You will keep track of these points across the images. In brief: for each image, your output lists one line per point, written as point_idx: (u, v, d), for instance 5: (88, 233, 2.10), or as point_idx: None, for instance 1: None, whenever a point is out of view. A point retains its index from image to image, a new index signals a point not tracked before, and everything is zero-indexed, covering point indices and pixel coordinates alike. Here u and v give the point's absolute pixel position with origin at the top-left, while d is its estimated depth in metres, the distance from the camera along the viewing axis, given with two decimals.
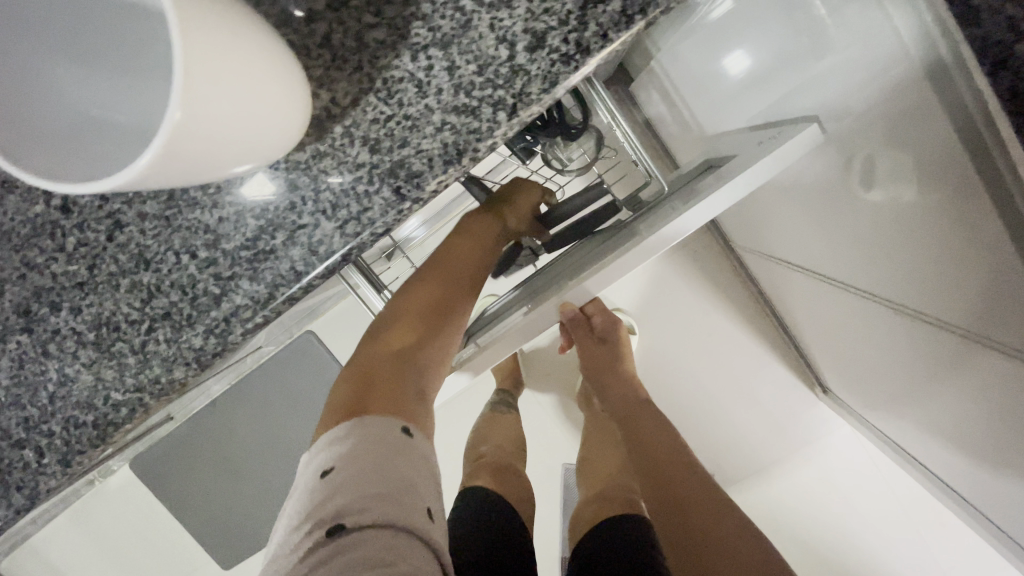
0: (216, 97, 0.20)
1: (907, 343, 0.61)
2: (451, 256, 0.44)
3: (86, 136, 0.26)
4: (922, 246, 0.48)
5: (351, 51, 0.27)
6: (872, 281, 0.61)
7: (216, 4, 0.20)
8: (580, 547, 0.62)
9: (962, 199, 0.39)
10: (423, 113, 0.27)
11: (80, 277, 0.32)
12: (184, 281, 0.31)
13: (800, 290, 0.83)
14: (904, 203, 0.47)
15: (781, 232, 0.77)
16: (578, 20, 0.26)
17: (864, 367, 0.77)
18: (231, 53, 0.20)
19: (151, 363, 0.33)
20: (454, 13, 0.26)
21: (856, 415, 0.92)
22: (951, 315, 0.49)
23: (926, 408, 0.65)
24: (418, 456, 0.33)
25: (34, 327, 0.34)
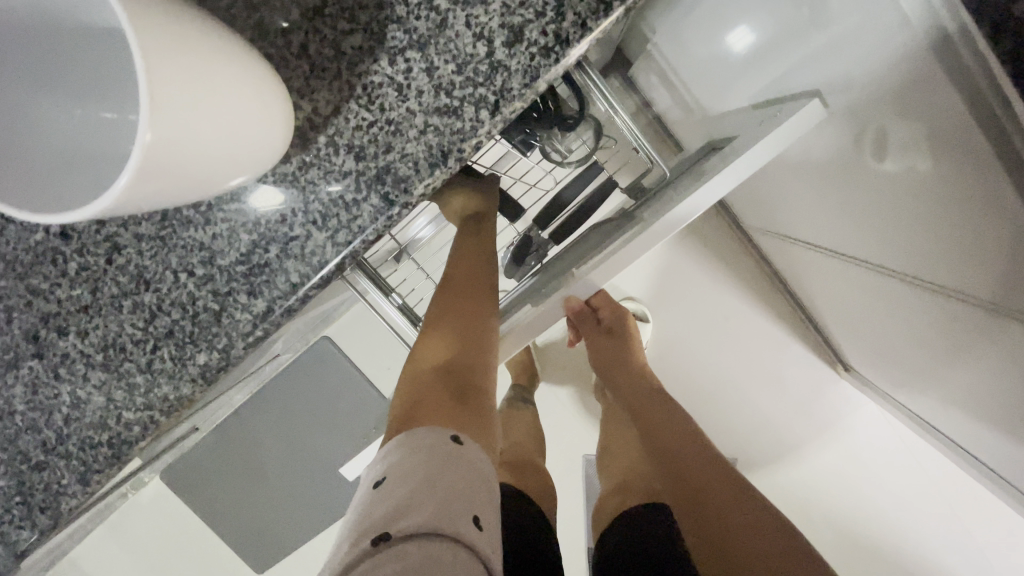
0: (183, 115, 0.20)
1: (928, 317, 0.59)
2: (460, 272, 0.46)
3: (70, 171, 0.26)
4: (941, 217, 0.46)
5: (329, 58, 0.27)
6: (889, 255, 0.59)
7: (177, 22, 0.20)
8: (604, 541, 0.62)
9: (977, 168, 0.38)
10: (406, 117, 0.27)
11: (84, 301, 0.33)
12: (183, 298, 0.31)
13: (815, 268, 0.81)
14: (920, 173, 0.45)
15: (793, 210, 0.75)
16: (555, 11, 0.25)
17: (887, 345, 0.75)
18: (193, 66, 0.20)
19: (159, 382, 0.33)
20: (428, 13, 0.26)
21: (881, 392, 0.91)
22: (976, 289, 0.48)
23: (952, 383, 0.64)
24: (469, 463, 0.32)
25: (44, 352, 0.34)
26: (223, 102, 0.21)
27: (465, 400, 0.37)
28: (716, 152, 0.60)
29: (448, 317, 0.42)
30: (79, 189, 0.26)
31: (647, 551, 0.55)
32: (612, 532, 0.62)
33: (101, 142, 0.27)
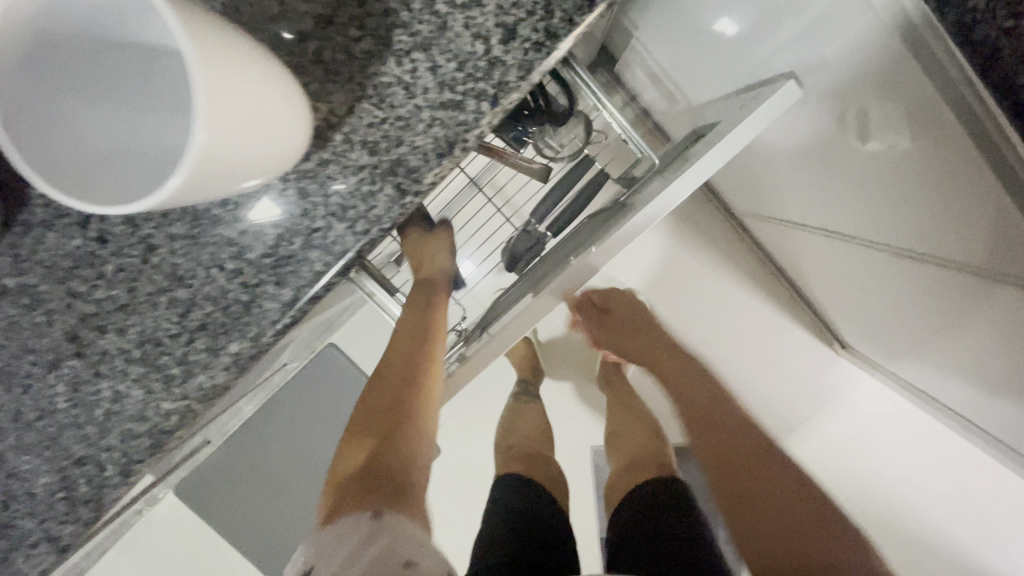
0: (228, 118, 0.23)
1: (915, 286, 0.62)
2: (400, 335, 0.46)
3: (130, 161, 0.27)
4: (921, 186, 0.49)
5: (341, 62, 0.29)
6: (874, 229, 0.62)
7: (219, 36, 0.23)
8: (619, 511, 0.64)
9: (946, 134, 0.40)
10: (414, 112, 0.30)
11: (122, 300, 0.35)
12: (215, 292, 0.34)
13: (804, 247, 0.84)
14: (899, 144, 0.48)
15: (780, 192, 0.78)
16: (545, 9, 0.28)
17: (879, 317, 0.78)
18: (233, 76, 0.23)
19: (194, 372, 0.36)
20: (430, 17, 0.28)
21: (879, 365, 0.94)
22: (962, 254, 0.50)
23: (943, 349, 0.66)
24: (397, 532, 0.31)
25: (84, 352, 0.37)
26: (258, 105, 0.24)
27: (396, 470, 0.37)
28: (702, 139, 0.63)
29: (383, 383, 0.43)
30: (136, 177, 0.27)
31: (663, 518, 0.57)
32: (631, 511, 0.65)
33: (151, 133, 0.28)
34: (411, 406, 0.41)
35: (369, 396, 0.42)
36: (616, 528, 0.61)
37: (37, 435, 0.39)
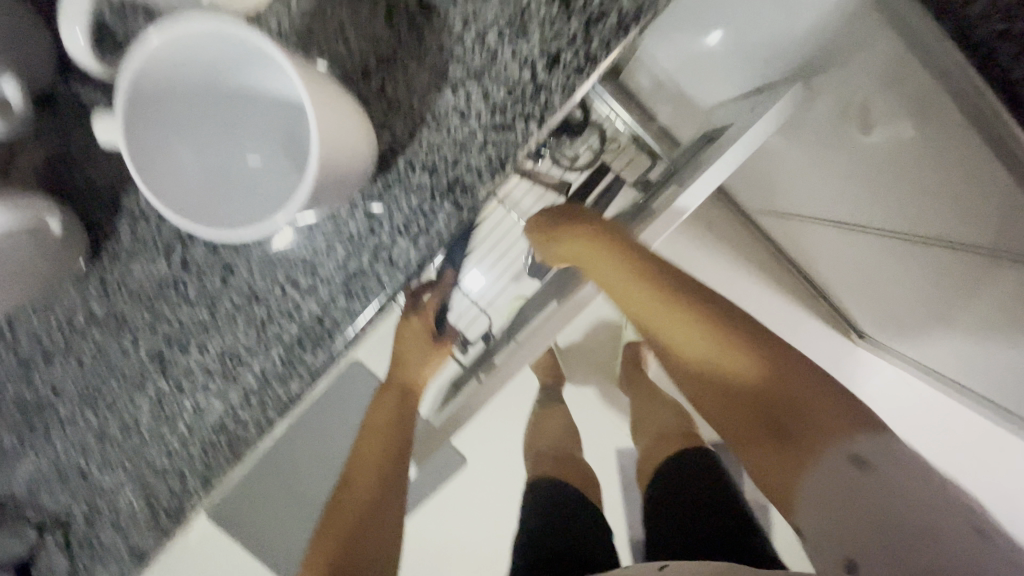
0: (332, 154, 0.27)
1: (925, 271, 0.65)
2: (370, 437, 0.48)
3: (247, 190, 0.29)
4: (931, 175, 0.51)
5: (403, 95, 0.33)
6: (886, 218, 0.65)
7: (319, 84, 0.26)
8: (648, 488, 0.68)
9: (948, 125, 0.43)
10: (469, 135, 0.33)
11: (204, 320, 0.39)
12: (291, 307, 0.38)
13: (816, 239, 0.87)
14: (909, 142, 0.51)
15: (790, 188, 0.81)
16: (584, 37, 0.31)
17: (894, 304, 0.80)
18: (333, 119, 0.27)
19: (271, 383, 0.39)
20: (482, 50, 0.32)
21: (898, 352, 0.95)
22: (972, 237, 0.53)
23: (959, 330, 0.69)
24: None
25: (169, 370, 0.40)
26: (350, 142, 0.28)
27: None
28: (715, 143, 0.66)
29: (351, 489, 0.44)
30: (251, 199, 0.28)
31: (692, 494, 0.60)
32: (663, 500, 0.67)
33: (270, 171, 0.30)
34: (373, 518, 0.43)
35: (334, 504, 0.44)
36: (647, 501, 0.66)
37: (121, 450, 0.42)
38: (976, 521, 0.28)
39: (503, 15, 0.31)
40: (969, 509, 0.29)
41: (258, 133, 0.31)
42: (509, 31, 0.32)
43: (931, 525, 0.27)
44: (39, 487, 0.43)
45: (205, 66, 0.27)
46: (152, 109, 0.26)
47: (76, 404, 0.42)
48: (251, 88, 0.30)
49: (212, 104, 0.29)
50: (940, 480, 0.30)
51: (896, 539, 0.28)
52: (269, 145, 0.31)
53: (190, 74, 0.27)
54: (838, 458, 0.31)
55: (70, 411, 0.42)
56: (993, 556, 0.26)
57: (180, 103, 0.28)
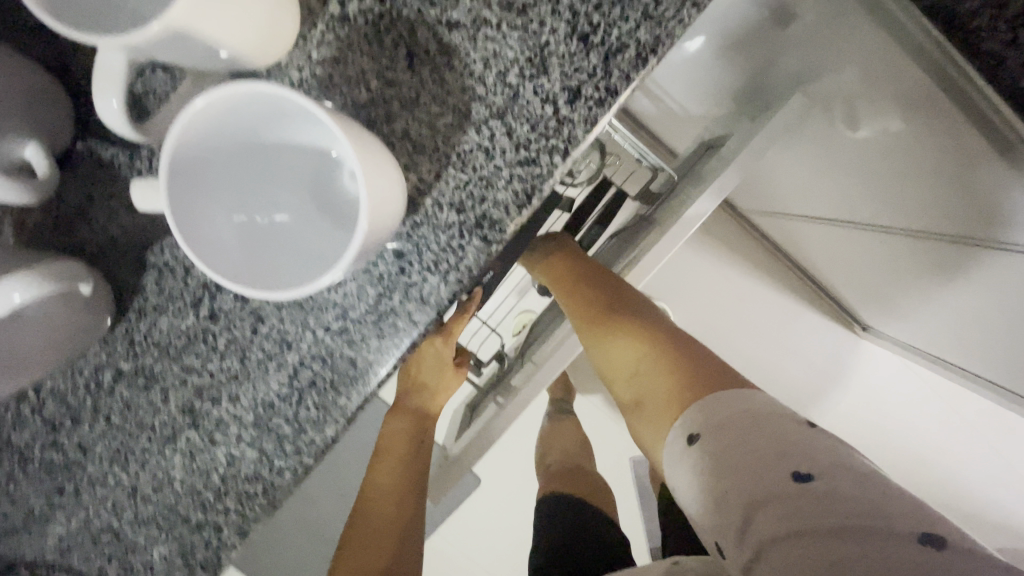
0: (375, 207, 0.27)
1: (924, 266, 0.67)
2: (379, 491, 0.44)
3: (305, 244, 0.30)
4: (922, 173, 0.52)
5: (427, 137, 0.33)
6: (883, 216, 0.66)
7: (360, 140, 0.27)
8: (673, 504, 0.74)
9: (944, 125, 0.44)
10: (494, 172, 0.34)
11: (234, 369, 0.38)
12: (322, 351, 0.38)
13: (814, 238, 0.88)
14: (899, 138, 0.52)
15: (786, 190, 0.82)
16: (604, 70, 0.32)
17: (895, 296, 0.81)
18: (372, 173, 0.27)
19: (305, 428, 0.39)
20: (503, 88, 0.32)
21: (901, 343, 0.97)
22: (964, 229, 0.54)
23: (964, 322, 0.69)
24: None
25: (200, 422, 0.40)
26: (388, 192, 0.28)
27: None
28: (715, 152, 0.67)
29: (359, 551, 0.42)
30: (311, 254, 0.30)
31: None
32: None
33: (318, 226, 0.32)
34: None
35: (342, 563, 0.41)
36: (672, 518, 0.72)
37: (153, 506, 0.42)
38: (811, 470, 0.32)
39: (523, 54, 0.32)
40: (805, 452, 0.33)
41: (291, 184, 0.32)
42: (530, 69, 0.32)
43: (761, 486, 0.32)
44: (69, 549, 0.43)
45: (251, 129, 0.28)
46: (194, 165, 0.27)
47: (105, 462, 0.42)
48: (287, 143, 0.30)
49: (250, 161, 0.30)
50: (792, 430, 0.34)
51: (733, 501, 0.33)
52: (303, 196, 0.32)
53: (232, 130, 0.27)
54: (678, 439, 0.38)
55: (100, 470, 0.42)
56: (812, 496, 0.31)
57: (227, 167, 0.29)
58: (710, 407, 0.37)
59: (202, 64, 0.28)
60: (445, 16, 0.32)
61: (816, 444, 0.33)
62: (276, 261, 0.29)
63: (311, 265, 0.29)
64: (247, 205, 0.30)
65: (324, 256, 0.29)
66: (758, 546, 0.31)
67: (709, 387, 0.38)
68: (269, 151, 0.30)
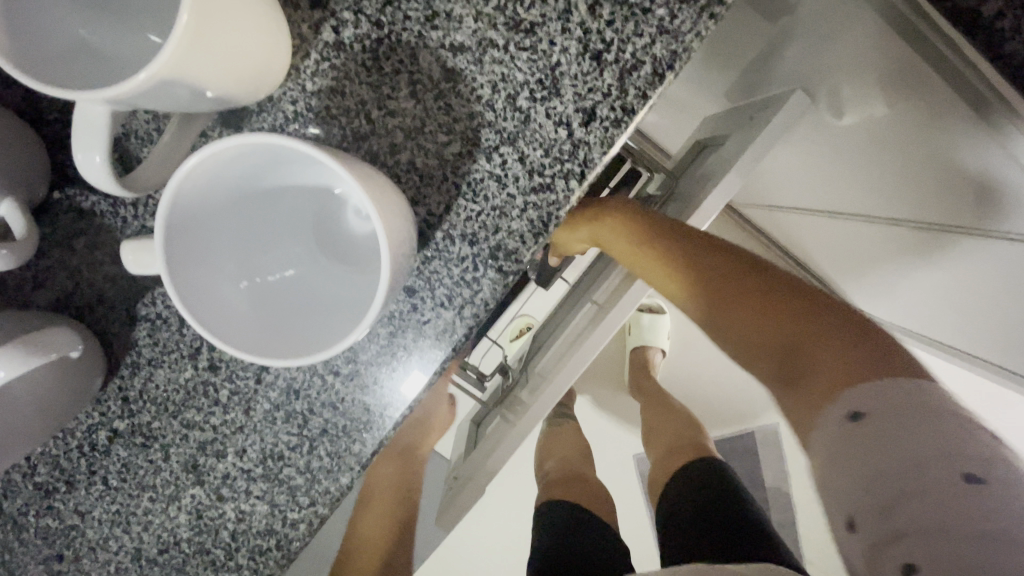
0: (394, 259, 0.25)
1: (907, 257, 0.67)
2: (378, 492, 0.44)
3: (318, 302, 0.29)
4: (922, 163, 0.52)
5: (434, 167, 0.32)
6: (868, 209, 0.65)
7: (375, 186, 0.25)
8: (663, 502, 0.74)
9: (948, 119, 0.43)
10: (508, 200, 0.32)
11: (239, 422, 0.36)
12: (332, 397, 0.36)
13: (798, 230, 0.88)
14: (898, 130, 0.51)
15: (771, 186, 0.82)
16: (619, 89, 0.30)
17: (880, 285, 0.81)
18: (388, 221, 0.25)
19: (319, 478, 0.37)
20: (514, 113, 0.31)
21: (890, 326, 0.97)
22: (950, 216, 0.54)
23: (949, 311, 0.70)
24: None
25: (205, 478, 0.38)
26: (403, 238, 0.27)
27: None
28: (713, 151, 0.64)
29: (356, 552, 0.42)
30: (325, 314, 0.28)
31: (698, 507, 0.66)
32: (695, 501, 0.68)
33: (331, 279, 0.30)
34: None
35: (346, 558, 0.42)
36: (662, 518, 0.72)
37: (159, 569, 0.39)
38: (975, 469, 0.27)
39: (534, 75, 0.30)
40: (977, 451, 0.27)
41: (295, 232, 0.31)
42: (541, 91, 0.30)
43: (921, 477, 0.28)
44: None
45: (250, 181, 0.26)
46: (191, 235, 0.25)
47: (105, 526, 0.39)
48: (289, 188, 0.29)
49: (253, 214, 0.28)
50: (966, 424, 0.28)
51: (881, 483, 0.29)
52: (311, 241, 0.31)
53: (228, 189, 0.25)
54: (836, 411, 0.31)
55: (99, 536, 0.39)
56: (985, 501, 0.26)
57: (228, 223, 0.27)
58: (878, 387, 0.30)
59: (191, 107, 0.26)
60: (448, 39, 0.30)
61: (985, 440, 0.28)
62: (290, 326, 0.27)
63: (326, 324, 0.28)
64: (252, 263, 0.29)
65: (343, 308, 0.28)
66: (892, 537, 0.28)
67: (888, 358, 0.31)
68: (270, 202, 0.29)
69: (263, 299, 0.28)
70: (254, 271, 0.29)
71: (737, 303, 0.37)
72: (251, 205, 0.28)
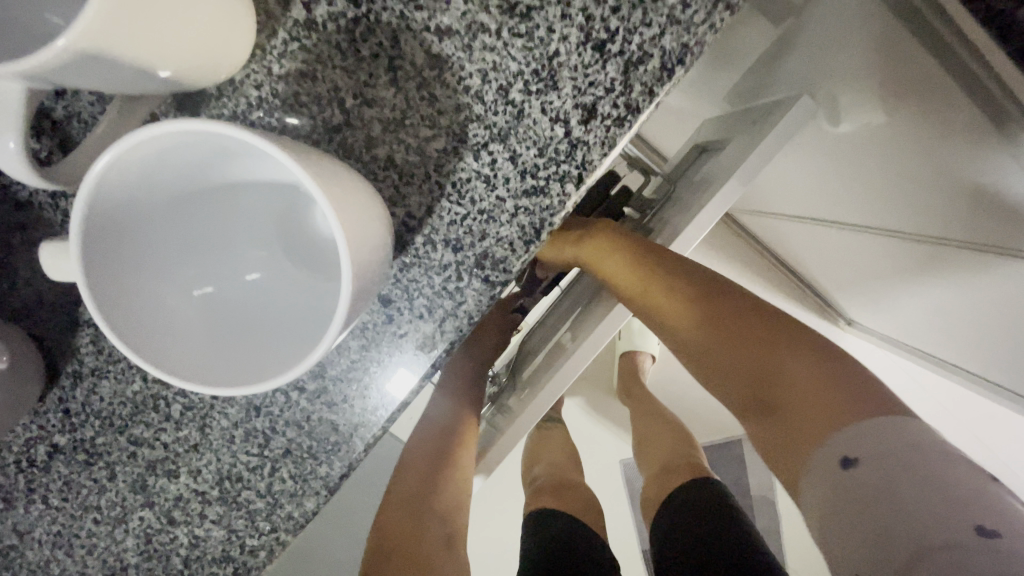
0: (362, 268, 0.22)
1: (908, 270, 0.65)
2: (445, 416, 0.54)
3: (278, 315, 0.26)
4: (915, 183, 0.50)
5: (414, 165, 0.28)
6: (866, 220, 0.63)
7: (339, 181, 0.22)
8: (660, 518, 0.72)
9: (959, 130, 0.41)
10: (496, 204, 0.29)
11: (193, 440, 0.33)
12: (297, 415, 0.32)
13: (793, 238, 0.86)
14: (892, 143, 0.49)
15: (767, 193, 0.80)
16: (623, 84, 0.27)
17: (875, 296, 0.79)
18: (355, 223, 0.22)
19: (281, 502, 0.33)
20: (505, 107, 0.28)
21: (883, 339, 0.95)
22: (951, 232, 0.52)
23: (944, 327, 0.68)
24: None
25: (155, 499, 0.34)
26: (374, 244, 0.23)
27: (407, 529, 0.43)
28: (709, 156, 0.62)
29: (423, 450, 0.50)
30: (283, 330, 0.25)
31: (699, 529, 0.64)
32: (688, 530, 0.66)
33: (296, 289, 0.27)
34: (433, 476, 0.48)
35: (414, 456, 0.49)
36: (659, 535, 0.70)
37: None
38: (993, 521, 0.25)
39: (528, 65, 0.27)
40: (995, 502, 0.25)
41: (256, 235, 0.28)
42: (536, 83, 0.27)
43: (935, 537, 0.25)
44: None
45: (195, 175, 0.23)
46: (122, 235, 0.22)
47: (43, 551, 0.35)
48: (248, 185, 0.25)
49: (203, 213, 0.25)
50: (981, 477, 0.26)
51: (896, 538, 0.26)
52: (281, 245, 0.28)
53: (172, 187, 0.22)
54: (826, 459, 0.30)
55: (34, 562, 0.35)
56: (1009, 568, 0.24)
57: (172, 224, 0.24)
58: (867, 428, 0.29)
59: (134, 90, 0.23)
60: (434, 21, 0.27)
61: (1003, 497, 0.25)
62: (241, 343, 0.24)
63: (282, 340, 0.24)
64: (201, 269, 0.25)
65: (306, 323, 0.25)
66: None
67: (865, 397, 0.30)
68: (223, 200, 0.25)
69: (211, 310, 0.25)
70: (204, 279, 0.25)
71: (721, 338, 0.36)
72: (202, 206, 0.24)
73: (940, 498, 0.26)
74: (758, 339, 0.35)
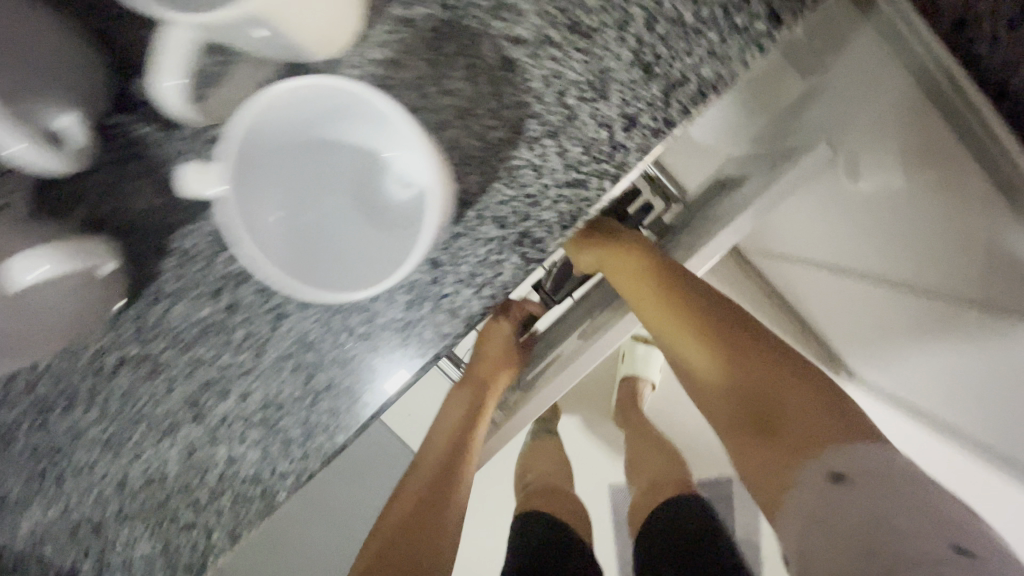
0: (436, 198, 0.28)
1: (906, 322, 0.68)
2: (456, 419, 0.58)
3: (351, 247, 0.32)
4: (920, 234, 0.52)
5: (477, 149, 0.33)
6: (871, 268, 0.67)
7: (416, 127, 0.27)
8: (644, 533, 0.75)
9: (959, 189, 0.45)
10: (541, 190, 0.33)
11: (248, 365, 0.37)
12: (342, 356, 0.37)
13: (802, 282, 0.90)
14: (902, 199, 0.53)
15: (781, 235, 0.84)
16: (663, 101, 0.32)
17: (875, 346, 0.83)
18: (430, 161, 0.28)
19: (315, 432, 0.38)
20: (560, 109, 0.32)
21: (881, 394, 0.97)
22: (948, 287, 0.55)
23: (937, 383, 0.71)
24: None
25: (203, 416, 0.38)
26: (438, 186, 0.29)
27: (423, 515, 0.47)
28: (730, 191, 0.66)
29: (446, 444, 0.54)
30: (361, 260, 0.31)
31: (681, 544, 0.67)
32: (670, 546, 0.68)
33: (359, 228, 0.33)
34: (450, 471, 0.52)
35: (434, 449, 0.54)
36: (641, 549, 0.73)
37: (141, 500, 0.40)
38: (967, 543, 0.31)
39: (585, 76, 0.32)
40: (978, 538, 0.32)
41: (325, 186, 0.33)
42: (590, 92, 0.32)
43: (912, 553, 0.31)
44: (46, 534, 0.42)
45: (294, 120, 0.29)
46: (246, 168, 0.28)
47: (97, 449, 0.40)
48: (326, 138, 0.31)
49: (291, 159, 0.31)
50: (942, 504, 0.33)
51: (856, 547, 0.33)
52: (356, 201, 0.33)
53: (280, 125, 0.29)
54: (815, 472, 0.37)
55: (90, 457, 0.40)
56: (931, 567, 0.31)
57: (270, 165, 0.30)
58: (854, 451, 0.36)
59: (263, 53, 0.28)
60: (511, 31, 0.32)
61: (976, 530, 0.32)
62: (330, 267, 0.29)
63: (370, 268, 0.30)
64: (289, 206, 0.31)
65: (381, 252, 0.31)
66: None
67: (853, 429, 0.38)
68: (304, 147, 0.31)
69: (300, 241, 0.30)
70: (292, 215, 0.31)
71: (740, 354, 0.44)
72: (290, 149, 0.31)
73: (921, 519, 0.32)
74: (770, 364, 0.43)
